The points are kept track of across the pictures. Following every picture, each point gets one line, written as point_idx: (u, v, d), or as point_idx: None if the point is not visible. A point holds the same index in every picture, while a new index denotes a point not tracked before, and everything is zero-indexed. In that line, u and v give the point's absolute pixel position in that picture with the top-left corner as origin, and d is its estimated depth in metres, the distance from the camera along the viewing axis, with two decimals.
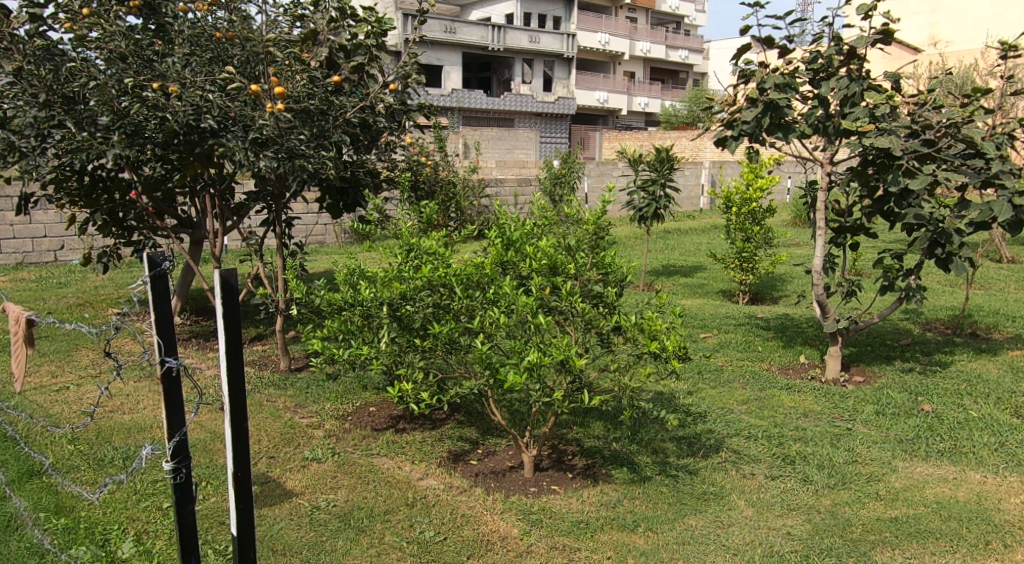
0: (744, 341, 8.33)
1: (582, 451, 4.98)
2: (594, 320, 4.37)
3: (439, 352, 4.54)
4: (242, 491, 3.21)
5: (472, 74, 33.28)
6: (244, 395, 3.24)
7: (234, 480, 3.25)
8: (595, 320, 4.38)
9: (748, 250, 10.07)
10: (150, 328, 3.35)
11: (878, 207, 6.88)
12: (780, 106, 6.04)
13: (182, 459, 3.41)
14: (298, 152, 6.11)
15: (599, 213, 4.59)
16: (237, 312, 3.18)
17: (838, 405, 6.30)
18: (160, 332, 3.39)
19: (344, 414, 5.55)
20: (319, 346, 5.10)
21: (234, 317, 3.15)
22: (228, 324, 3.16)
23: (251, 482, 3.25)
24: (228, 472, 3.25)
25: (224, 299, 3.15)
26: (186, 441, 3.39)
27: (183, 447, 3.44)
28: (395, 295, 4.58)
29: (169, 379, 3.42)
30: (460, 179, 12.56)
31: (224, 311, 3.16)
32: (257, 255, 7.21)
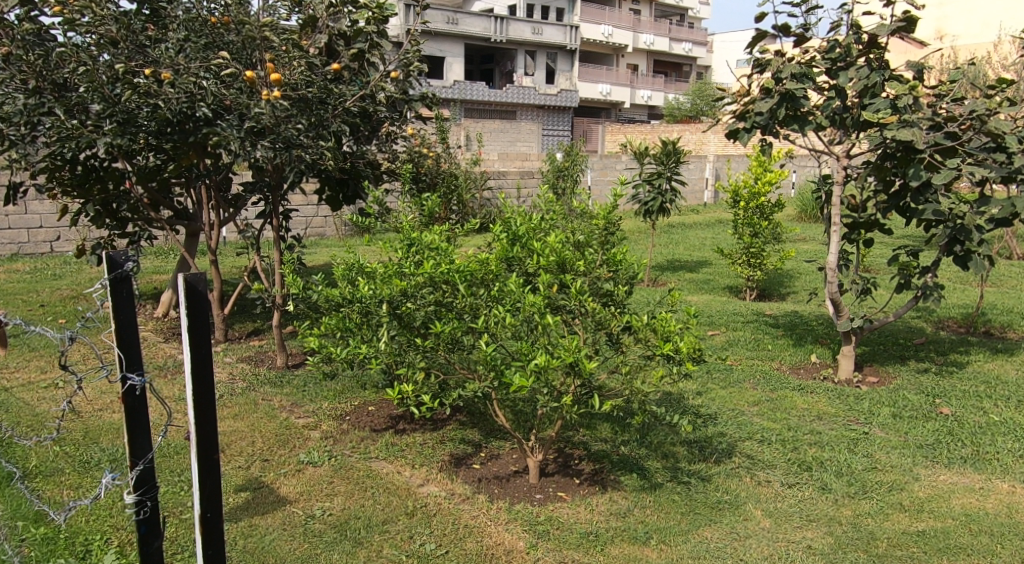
0: (753, 339, 8.13)
1: (589, 456, 4.77)
2: (604, 320, 4.15)
3: (442, 352, 4.33)
4: (210, 533, 3.23)
5: (475, 66, 33.02)
6: (212, 428, 3.22)
7: (203, 521, 3.26)
8: (605, 320, 4.17)
9: (756, 245, 9.86)
10: (112, 344, 3.45)
11: (894, 202, 6.66)
12: (796, 97, 5.82)
13: (145, 490, 3.47)
14: (295, 142, 5.89)
15: (609, 207, 4.37)
16: (204, 332, 3.16)
17: (853, 407, 6.08)
18: (123, 349, 3.49)
19: (342, 415, 5.35)
20: (316, 344, 4.90)
21: (200, 336, 3.14)
22: (194, 345, 3.15)
23: (220, 522, 3.26)
24: (195, 511, 3.25)
25: (190, 312, 3.12)
26: (148, 471, 3.46)
27: (147, 478, 3.50)
28: (395, 292, 4.36)
29: (132, 398, 3.53)
30: (462, 171, 12.34)
31: (190, 330, 3.14)
32: (254, 248, 7.00)
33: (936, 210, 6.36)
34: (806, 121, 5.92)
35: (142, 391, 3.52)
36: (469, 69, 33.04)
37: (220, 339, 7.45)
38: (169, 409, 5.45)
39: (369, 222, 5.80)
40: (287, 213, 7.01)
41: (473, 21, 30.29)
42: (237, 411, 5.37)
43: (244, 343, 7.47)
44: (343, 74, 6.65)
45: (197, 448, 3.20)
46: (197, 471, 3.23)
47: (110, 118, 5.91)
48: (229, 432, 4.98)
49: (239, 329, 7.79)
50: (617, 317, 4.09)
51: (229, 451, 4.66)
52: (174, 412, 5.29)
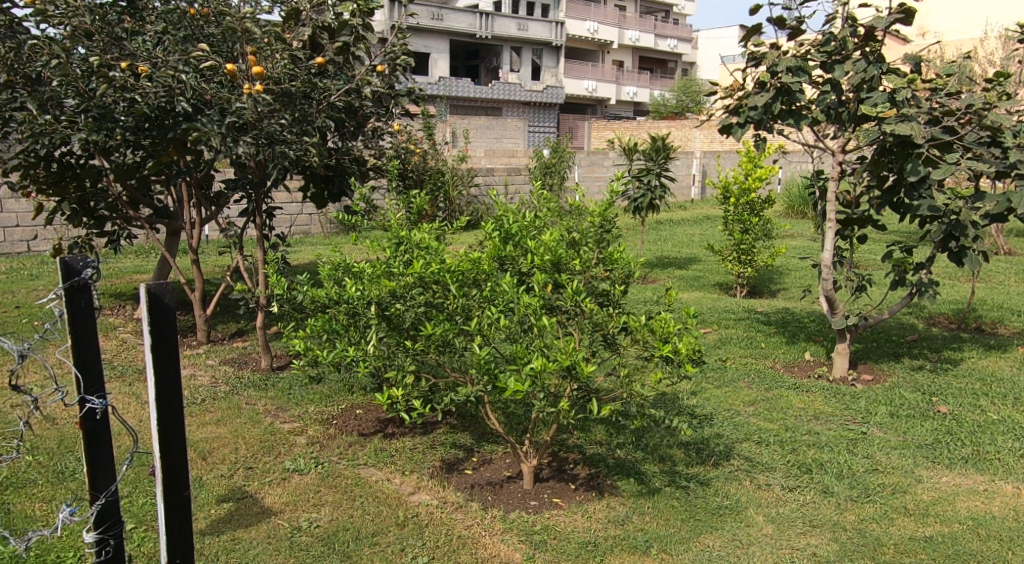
0: (745, 336, 8.02)
1: (585, 460, 4.64)
2: (602, 322, 4.02)
3: (433, 355, 4.18)
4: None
5: (460, 62, 32.83)
6: (179, 459, 3.23)
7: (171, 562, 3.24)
8: (602, 321, 4.03)
9: (747, 242, 9.75)
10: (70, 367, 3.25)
11: (888, 198, 6.56)
12: (792, 91, 5.71)
13: (107, 527, 3.33)
14: (278, 138, 5.73)
15: (605, 204, 4.23)
16: (170, 357, 3.16)
17: (849, 406, 5.97)
18: (81, 371, 3.28)
19: (329, 419, 5.19)
20: (302, 347, 4.74)
21: (167, 360, 3.14)
22: (159, 369, 3.14)
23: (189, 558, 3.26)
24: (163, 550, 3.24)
25: (156, 336, 3.12)
26: (111, 509, 3.31)
27: (108, 513, 3.36)
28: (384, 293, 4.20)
29: (92, 422, 3.34)
30: (448, 168, 12.18)
31: (154, 355, 3.13)
32: (237, 247, 6.83)
33: (932, 206, 6.25)
34: (802, 115, 5.80)
35: (102, 414, 3.33)
36: (454, 65, 32.85)
37: (203, 341, 7.27)
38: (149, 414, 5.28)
39: (356, 220, 5.64)
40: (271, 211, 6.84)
41: (458, 16, 30.09)
42: (219, 416, 5.20)
43: (228, 344, 7.30)
44: (328, 68, 6.49)
45: (163, 478, 3.20)
46: (163, 505, 3.21)
47: (85, 113, 5.77)
48: (211, 438, 4.81)
49: (222, 331, 7.61)
50: (615, 317, 3.96)
51: (211, 458, 4.50)
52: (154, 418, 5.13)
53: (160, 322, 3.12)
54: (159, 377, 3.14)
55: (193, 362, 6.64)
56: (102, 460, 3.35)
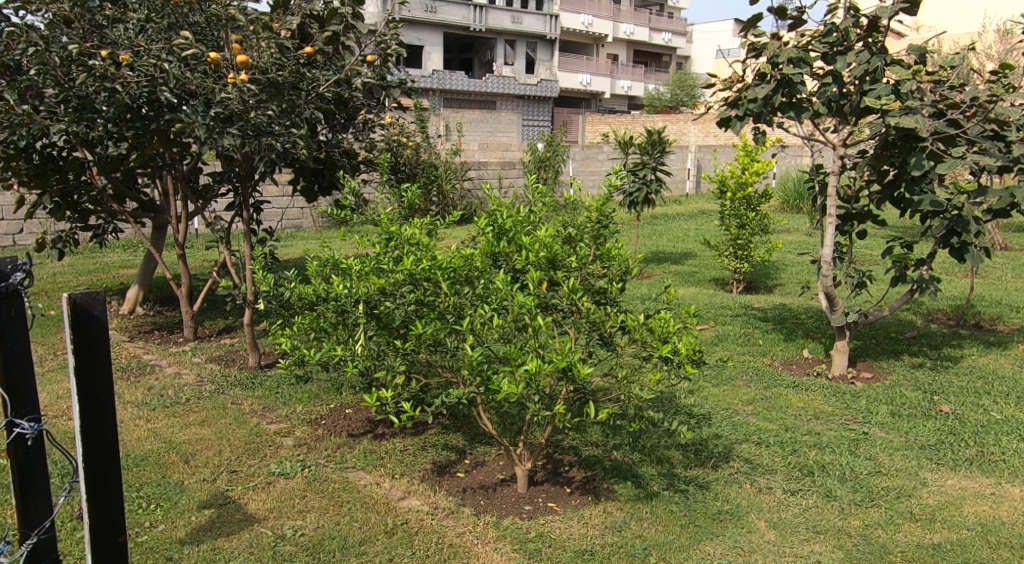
0: (742, 333, 7.89)
1: (580, 462, 4.50)
2: (599, 321, 3.87)
3: (423, 355, 4.03)
4: None
5: (453, 56, 32.62)
6: (107, 488, 3.15)
7: None
8: (599, 320, 3.89)
9: (744, 237, 9.61)
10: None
11: (889, 192, 6.44)
12: (792, 82, 5.57)
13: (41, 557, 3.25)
14: (265, 130, 5.56)
15: (602, 198, 4.08)
16: (96, 382, 3.07)
17: (850, 405, 5.84)
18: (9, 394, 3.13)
19: (317, 419, 5.05)
20: (288, 346, 4.58)
21: (92, 386, 3.05)
22: (85, 396, 3.05)
23: None
24: None
25: (82, 360, 3.03)
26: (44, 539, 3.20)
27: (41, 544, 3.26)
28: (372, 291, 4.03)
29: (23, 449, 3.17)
30: (441, 161, 12.00)
31: (79, 381, 3.03)
32: (224, 242, 6.66)
33: (934, 200, 6.10)
34: (802, 108, 5.67)
35: (33, 440, 3.15)
36: (447, 59, 32.63)
37: (189, 338, 7.11)
38: (130, 414, 5.12)
39: (344, 214, 5.48)
40: (259, 205, 6.68)
41: (452, 9, 29.81)
42: (203, 417, 5.05)
43: (215, 341, 7.14)
44: (317, 58, 6.33)
45: (91, 509, 3.13)
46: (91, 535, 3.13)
47: (64, 103, 5.69)
48: (194, 439, 4.66)
49: (209, 327, 7.45)
50: (612, 315, 3.81)
51: (194, 461, 4.35)
52: (135, 419, 4.98)
53: (87, 346, 3.03)
54: (86, 405, 3.06)
55: (179, 360, 6.48)
56: (33, 486, 3.20)
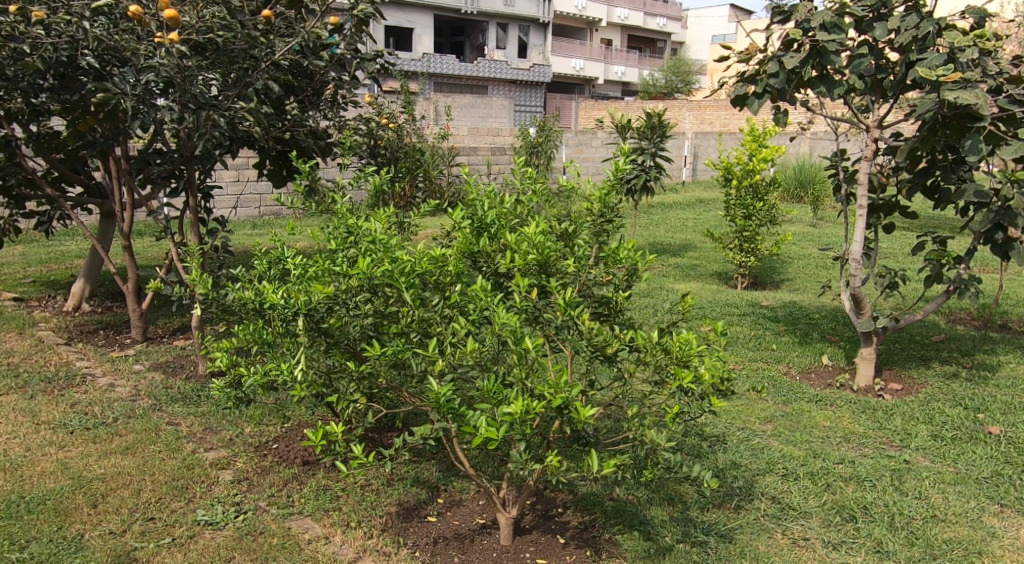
0: (753, 335, 7.13)
1: (576, 503, 3.79)
2: (603, 344, 3.05)
3: (383, 380, 3.24)
4: None
5: (444, 39, 31.71)
6: None
7: None
8: (603, 344, 3.07)
9: (751, 228, 8.83)
10: None
11: (922, 181, 5.61)
12: (825, 51, 4.77)
13: None
14: (206, 102, 4.86)
15: (608, 187, 3.26)
16: None
17: (883, 425, 5.07)
18: None
19: (266, 445, 4.33)
20: (225, 362, 3.81)
21: None
22: None
23: None
24: None
25: None
26: None
27: None
28: (318, 299, 3.22)
29: None
30: (428, 146, 11.18)
31: None
32: (169, 233, 5.89)
33: (977, 189, 5.34)
34: (835, 81, 4.89)
35: None
36: (438, 42, 31.74)
37: (137, 340, 6.33)
38: (43, 436, 4.40)
39: (300, 203, 4.68)
40: (209, 192, 5.87)
41: None
42: (129, 442, 4.31)
43: (165, 343, 6.36)
44: (277, 21, 5.52)
45: None
46: None
47: None
48: (111, 474, 3.98)
49: (161, 327, 6.66)
50: (621, 336, 3.04)
51: (103, 505, 3.72)
52: (46, 446, 4.28)
53: None
54: None
55: (116, 367, 5.68)
56: None
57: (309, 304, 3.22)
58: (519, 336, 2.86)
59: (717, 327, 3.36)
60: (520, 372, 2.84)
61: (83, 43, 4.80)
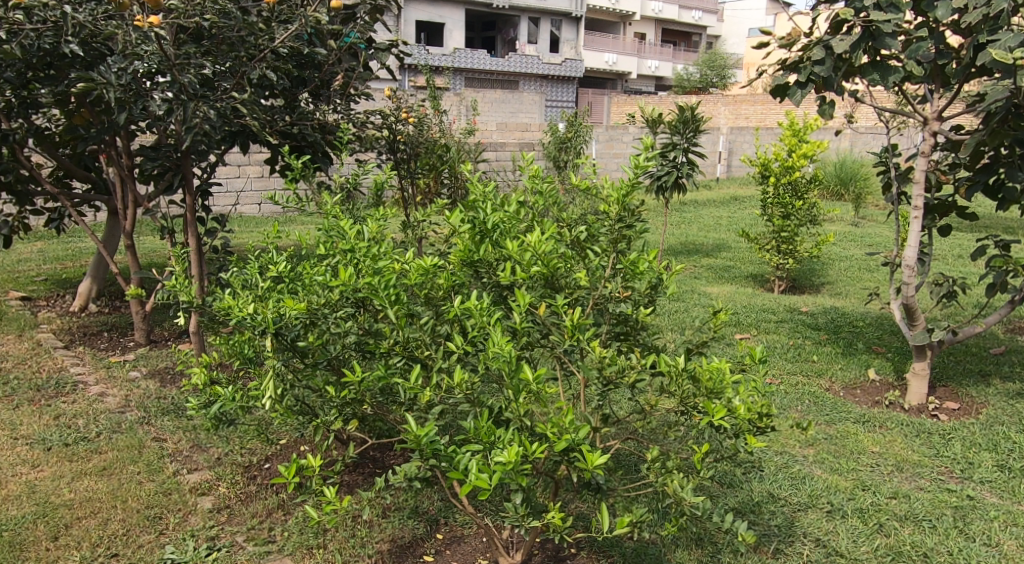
0: (791, 344, 6.61)
1: (592, 544, 3.34)
2: (618, 375, 2.58)
3: (368, 409, 2.81)
4: None
5: (476, 34, 31.24)
6: None
7: None
8: (620, 375, 2.60)
9: (789, 229, 8.28)
10: None
11: (983, 179, 5.06)
12: (879, 34, 4.28)
13: None
14: (197, 93, 4.44)
15: (628, 187, 2.81)
16: None
17: (941, 452, 4.56)
18: None
19: (254, 466, 3.92)
20: (201, 380, 3.39)
21: None
22: None
23: None
24: None
25: None
26: None
27: None
28: (291, 316, 2.80)
29: None
30: (453, 140, 10.72)
31: None
32: (166, 231, 5.50)
33: None
34: (890, 68, 4.41)
35: None
36: (470, 36, 31.28)
37: (138, 344, 5.95)
38: (16, 453, 4.02)
39: (294, 203, 4.25)
40: (208, 188, 5.47)
41: None
42: (106, 462, 3.90)
43: (165, 347, 5.98)
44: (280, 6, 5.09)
45: None
46: None
47: None
48: (80, 500, 3.61)
49: (164, 329, 6.28)
50: (642, 364, 2.57)
51: (64, 539, 3.38)
52: (16, 466, 3.89)
53: None
54: None
55: (108, 373, 5.32)
56: None
57: (281, 321, 2.80)
58: (517, 366, 2.42)
59: (755, 352, 2.88)
60: (517, 409, 2.41)
61: (66, 28, 4.40)
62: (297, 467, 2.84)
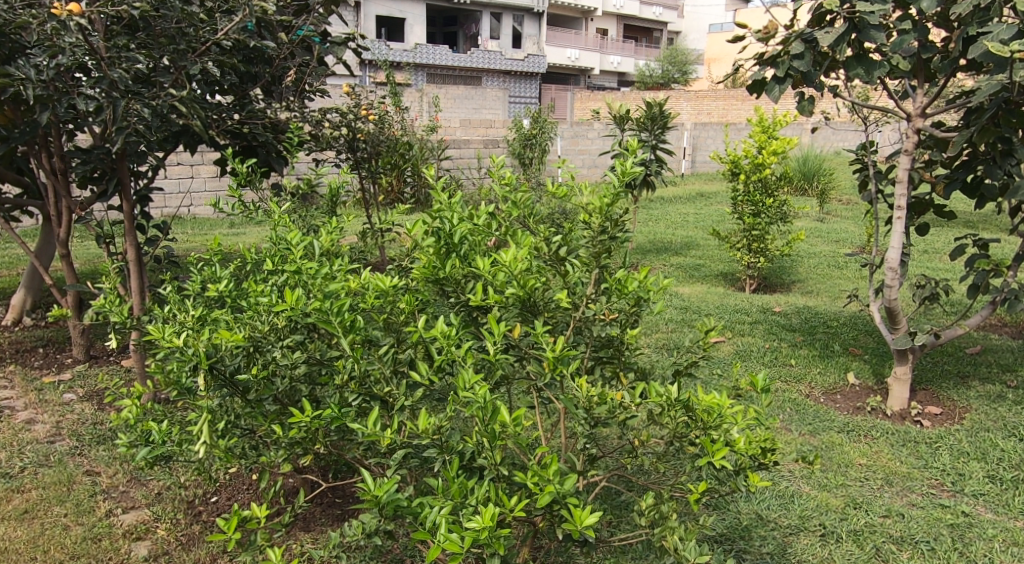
0: (767, 347, 6.35)
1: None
2: (606, 414, 2.33)
3: (320, 450, 2.54)
4: None
5: (437, 29, 30.72)
6: None
7: None
8: (608, 412, 2.34)
9: (760, 226, 8.04)
10: None
11: (965, 176, 4.81)
12: (865, 26, 4.03)
13: None
14: (130, 90, 4.08)
15: (612, 195, 2.53)
16: None
17: (930, 463, 4.34)
18: None
19: (195, 503, 3.66)
20: (133, 413, 3.06)
21: None
22: None
23: None
24: None
25: None
26: None
27: None
28: (229, 348, 2.56)
29: None
30: (415, 138, 10.36)
31: None
32: (102, 241, 5.11)
33: None
34: (875, 62, 4.16)
35: None
36: (431, 32, 30.78)
37: (77, 361, 5.57)
38: None
39: (239, 210, 3.90)
40: (149, 195, 5.12)
41: None
42: (30, 504, 3.60)
43: (107, 364, 5.61)
44: None
45: None
46: None
47: None
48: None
49: (106, 344, 5.89)
50: (633, 402, 2.34)
51: None
52: None
53: None
54: None
55: (41, 392, 4.91)
56: None
57: (216, 354, 2.54)
58: (492, 411, 2.21)
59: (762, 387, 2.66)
60: (492, 457, 2.18)
61: None
62: (239, 520, 2.54)
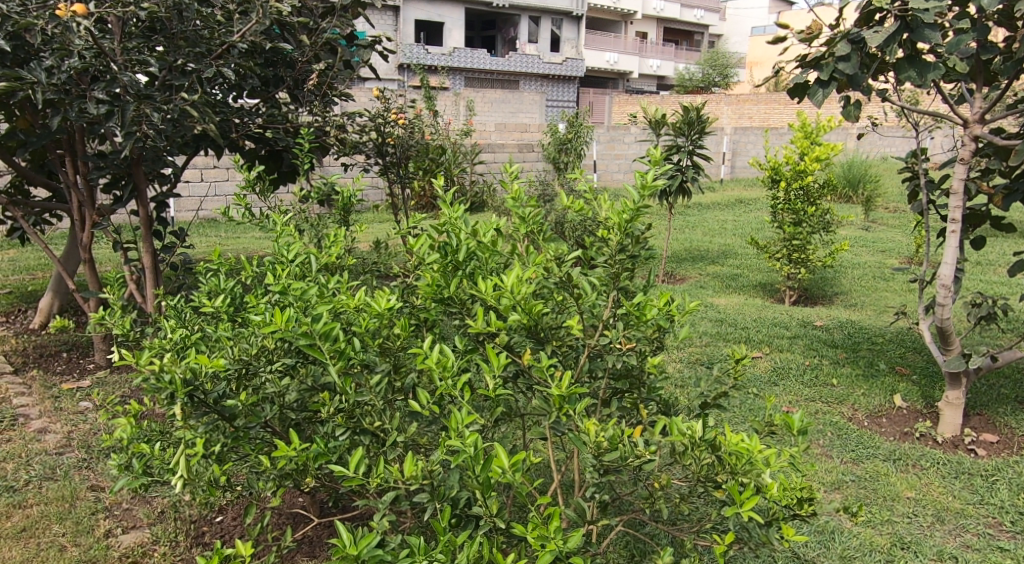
0: (807, 364, 6.04)
1: None
2: (616, 460, 2.17)
3: (310, 484, 2.46)
4: None
5: (476, 32, 30.48)
6: None
7: None
8: (619, 458, 2.18)
9: (802, 236, 7.68)
10: None
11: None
12: (918, 25, 3.72)
13: None
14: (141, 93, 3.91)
15: (632, 211, 2.35)
16: None
17: (985, 498, 4.01)
18: None
19: (196, 525, 3.46)
20: (127, 433, 2.89)
21: None
22: None
23: None
24: None
25: None
26: None
27: None
28: (209, 375, 2.48)
29: None
30: (449, 142, 10.15)
31: None
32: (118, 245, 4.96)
33: None
34: (928, 64, 3.83)
35: None
36: (470, 35, 30.56)
37: (92, 368, 5.44)
38: None
39: (246, 219, 3.71)
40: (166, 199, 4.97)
41: None
42: (28, 522, 3.42)
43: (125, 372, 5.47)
44: None
45: None
46: None
47: None
48: None
49: None
50: (646, 447, 2.18)
51: None
52: None
53: None
54: None
55: (52, 400, 4.77)
56: None
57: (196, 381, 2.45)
58: (486, 459, 2.13)
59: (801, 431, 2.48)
60: (489, 508, 2.16)
61: None
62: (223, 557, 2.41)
